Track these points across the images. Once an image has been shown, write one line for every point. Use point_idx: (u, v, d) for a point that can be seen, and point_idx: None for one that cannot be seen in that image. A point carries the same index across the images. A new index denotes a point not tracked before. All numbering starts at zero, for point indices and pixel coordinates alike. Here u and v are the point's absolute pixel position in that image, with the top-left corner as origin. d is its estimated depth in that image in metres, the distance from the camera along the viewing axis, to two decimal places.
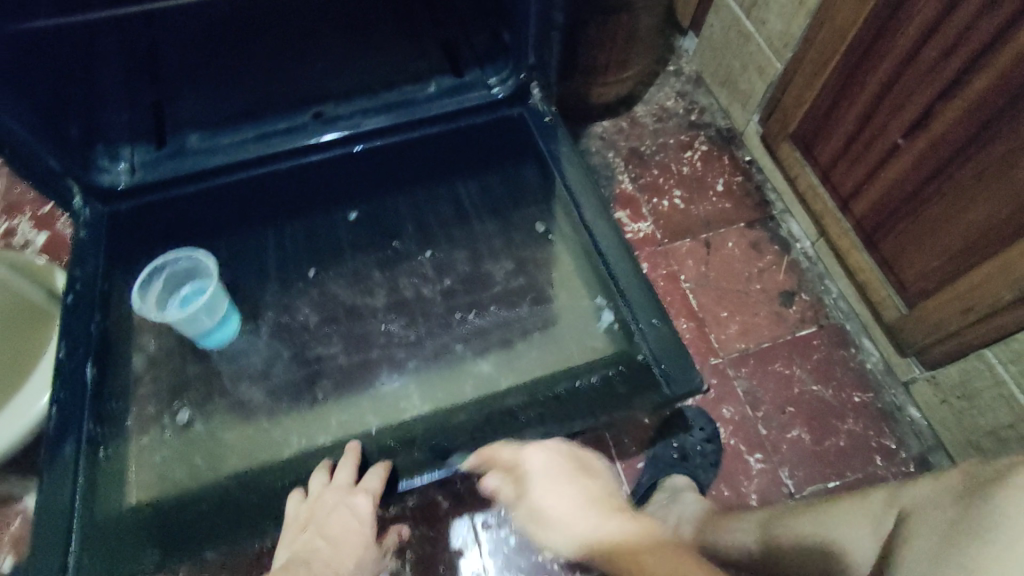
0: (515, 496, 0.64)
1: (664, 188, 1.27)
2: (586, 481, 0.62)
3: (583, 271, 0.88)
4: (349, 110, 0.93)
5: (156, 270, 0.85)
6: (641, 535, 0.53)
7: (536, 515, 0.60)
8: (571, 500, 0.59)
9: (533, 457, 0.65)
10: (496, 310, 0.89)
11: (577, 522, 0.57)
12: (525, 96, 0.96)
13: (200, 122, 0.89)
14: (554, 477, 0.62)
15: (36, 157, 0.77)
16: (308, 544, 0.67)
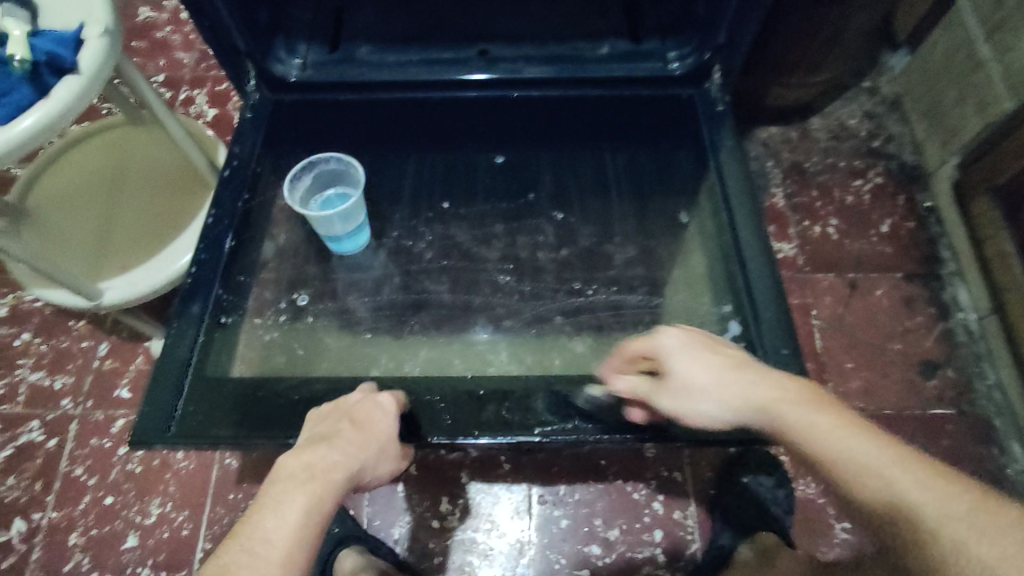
0: (660, 386, 0.62)
1: (820, 212, 1.15)
2: (697, 360, 0.61)
3: (715, 273, 0.79)
4: (516, 54, 0.89)
5: (308, 166, 0.86)
6: (852, 424, 0.53)
7: (687, 391, 0.60)
8: (729, 374, 0.59)
9: (668, 337, 0.63)
10: (616, 293, 0.83)
11: (746, 390, 0.58)
12: (702, 78, 0.89)
13: (372, 36, 0.88)
14: (693, 352, 0.61)
15: (226, 31, 0.81)
16: (330, 428, 0.64)
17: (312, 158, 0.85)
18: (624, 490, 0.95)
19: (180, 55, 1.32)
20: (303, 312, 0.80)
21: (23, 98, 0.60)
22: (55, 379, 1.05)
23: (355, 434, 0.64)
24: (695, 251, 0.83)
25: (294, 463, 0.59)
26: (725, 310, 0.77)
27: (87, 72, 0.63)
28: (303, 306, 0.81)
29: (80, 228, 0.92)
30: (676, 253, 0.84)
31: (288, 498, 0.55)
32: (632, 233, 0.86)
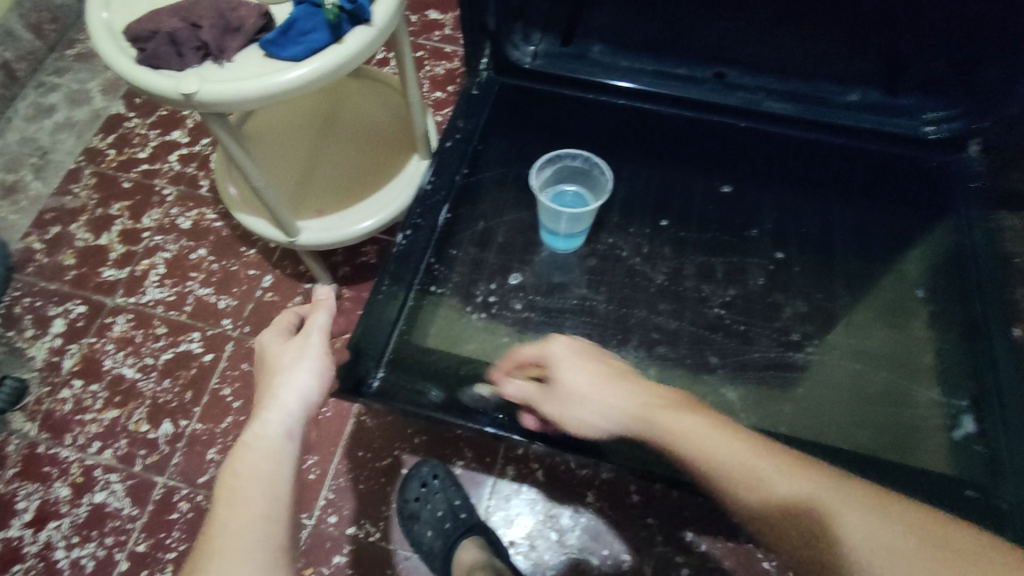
0: (542, 389, 0.61)
1: None
2: (591, 368, 0.61)
3: (952, 364, 0.74)
4: (752, 83, 0.86)
5: (554, 159, 0.86)
6: (755, 443, 0.51)
7: (567, 399, 0.59)
8: (608, 389, 0.58)
9: (558, 347, 0.62)
10: (830, 361, 0.76)
11: (615, 400, 0.58)
12: (956, 147, 0.83)
13: (609, 36, 0.87)
14: (583, 364, 0.61)
15: (481, 8, 0.82)
16: (274, 371, 0.61)
17: (561, 151, 0.85)
18: (758, 559, 0.89)
19: None
20: (510, 296, 0.80)
21: (318, 39, 0.62)
22: (220, 298, 1.10)
23: (286, 358, 0.62)
24: (929, 343, 0.76)
25: (261, 439, 0.56)
26: (959, 404, 0.72)
27: (378, 24, 0.64)
28: (513, 285, 0.81)
29: (287, 162, 0.95)
30: (900, 330, 0.78)
31: (255, 467, 0.54)
32: (859, 294, 0.80)
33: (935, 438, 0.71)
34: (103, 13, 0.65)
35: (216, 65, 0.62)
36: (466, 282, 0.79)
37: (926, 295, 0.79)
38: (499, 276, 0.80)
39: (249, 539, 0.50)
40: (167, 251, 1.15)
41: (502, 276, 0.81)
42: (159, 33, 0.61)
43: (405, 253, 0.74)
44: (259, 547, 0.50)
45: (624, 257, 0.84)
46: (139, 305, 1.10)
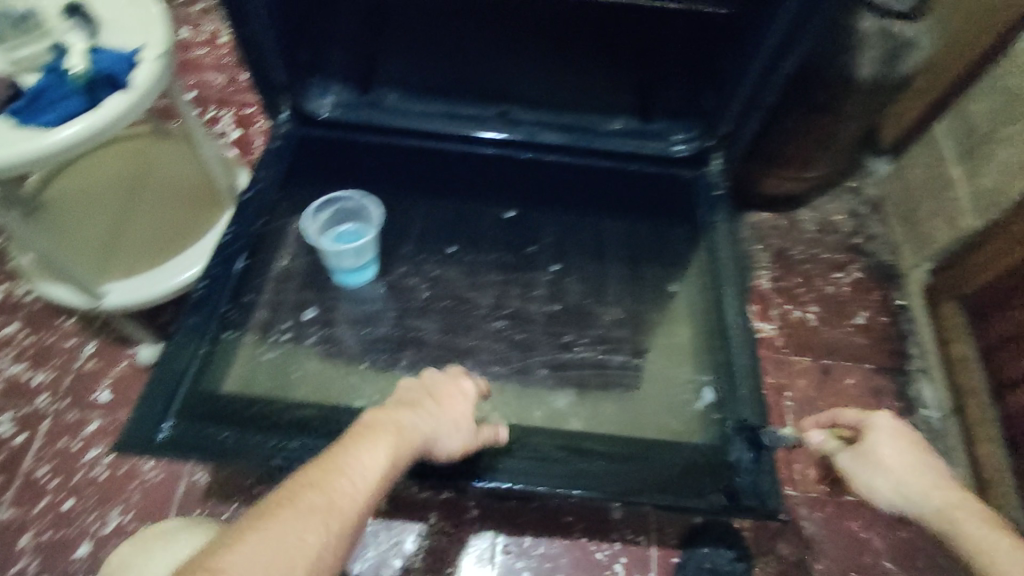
0: (852, 448, 0.69)
1: (800, 298, 1.21)
2: (903, 455, 0.66)
3: (701, 346, 0.84)
4: (532, 118, 0.97)
5: (330, 201, 0.95)
6: (979, 514, 0.59)
7: (868, 467, 0.66)
8: (920, 472, 0.64)
9: (882, 421, 0.68)
10: (598, 355, 0.90)
11: (922, 481, 0.63)
12: (701, 162, 0.95)
13: (401, 84, 0.95)
14: (901, 444, 0.66)
15: (266, 66, 0.88)
16: (410, 399, 0.67)
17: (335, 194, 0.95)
18: (588, 548, 0.96)
19: (210, 77, 1.38)
20: (306, 331, 0.87)
21: (68, 105, 0.64)
22: (34, 374, 1.04)
23: (438, 411, 0.66)
24: (684, 332, 0.87)
25: (383, 419, 0.61)
26: (705, 378, 0.82)
27: (138, 86, 0.66)
28: (308, 319, 0.88)
29: (94, 227, 0.94)
30: (659, 322, 0.90)
31: (378, 447, 0.57)
32: (623, 293, 0.94)
33: (686, 413, 0.81)
34: None
35: None
36: (267, 320, 0.84)
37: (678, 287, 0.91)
38: (295, 312, 0.88)
39: (315, 520, 0.50)
40: None
41: (298, 311, 0.88)
42: None
43: (198, 301, 0.74)
44: (296, 552, 0.48)
45: (421, 285, 0.94)
46: None
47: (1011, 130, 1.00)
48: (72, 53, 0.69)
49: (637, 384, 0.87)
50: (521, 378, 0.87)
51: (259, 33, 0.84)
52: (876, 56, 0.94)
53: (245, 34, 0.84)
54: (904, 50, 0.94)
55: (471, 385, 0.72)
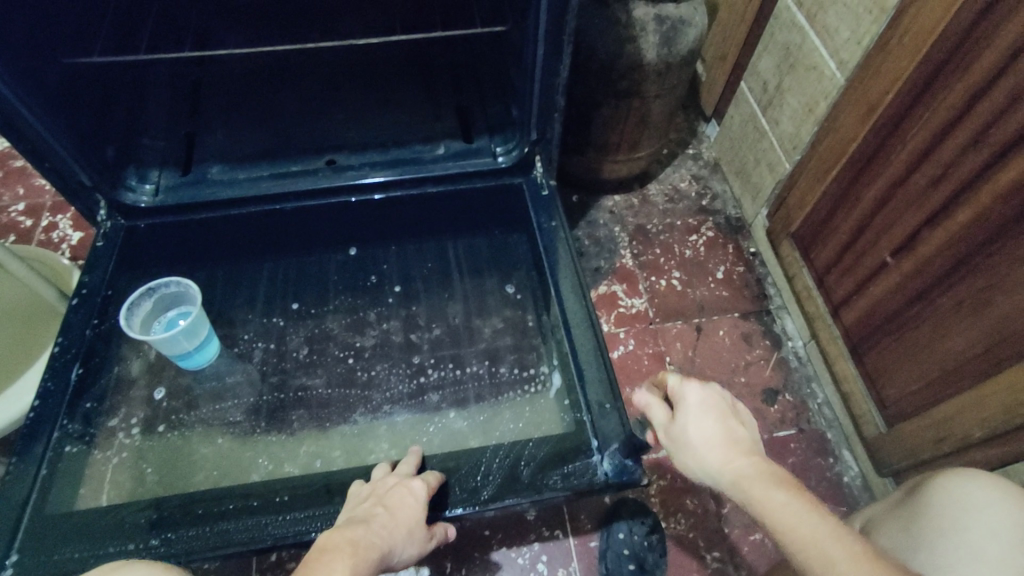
0: (668, 425, 0.65)
1: (664, 267, 1.29)
2: (727, 426, 0.62)
3: (550, 339, 0.93)
4: (360, 161, 1.00)
5: (148, 292, 0.91)
6: (775, 480, 0.56)
7: (683, 440, 0.63)
8: (722, 443, 0.60)
9: (692, 393, 0.65)
10: (458, 370, 0.93)
11: (728, 463, 0.59)
12: (527, 167, 0.99)
13: (222, 157, 0.98)
14: (709, 416, 0.63)
15: (69, 171, 0.86)
16: (367, 515, 0.67)
17: (151, 284, 0.91)
18: (510, 556, 0.98)
19: (41, 181, 1.33)
20: (155, 422, 0.86)
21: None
22: None
23: (389, 519, 0.67)
24: (535, 331, 0.95)
25: (338, 538, 0.62)
26: (553, 361, 0.92)
27: None
28: (159, 402, 0.88)
29: None
30: (511, 324, 0.96)
31: (339, 564, 0.58)
32: (474, 307, 0.98)
33: (546, 402, 0.87)
34: None
35: None
36: (115, 422, 0.84)
37: (522, 289, 0.98)
38: (146, 395, 0.87)
39: None
40: None
41: (143, 398, 0.87)
42: None
43: (30, 429, 0.74)
44: None
45: (276, 347, 0.94)
46: None
47: (792, 79, 1.11)
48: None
49: (499, 388, 0.90)
50: (397, 413, 0.89)
51: (44, 140, 0.81)
52: (654, 39, 1.02)
53: (29, 147, 0.81)
54: (677, 30, 1.03)
55: (422, 483, 0.72)
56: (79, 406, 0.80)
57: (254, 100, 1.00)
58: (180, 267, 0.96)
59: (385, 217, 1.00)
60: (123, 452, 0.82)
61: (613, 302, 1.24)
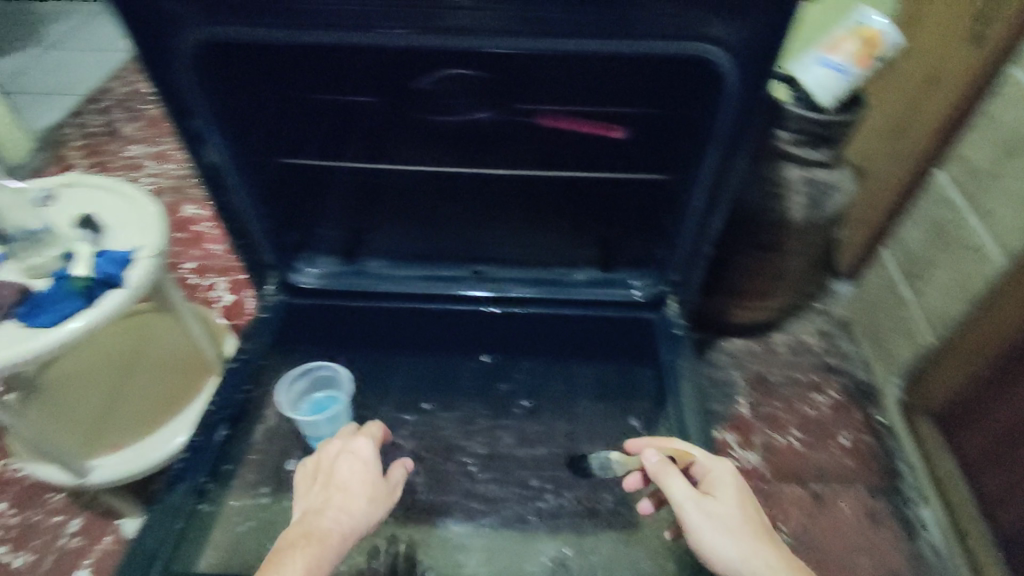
0: (698, 498, 0.72)
1: (783, 423, 1.23)
2: (766, 521, 0.70)
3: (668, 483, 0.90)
4: (505, 275, 1.06)
5: (306, 372, 0.98)
6: None
7: (711, 519, 0.70)
8: (746, 531, 0.69)
9: (721, 467, 0.75)
10: None
11: (748, 544, 0.68)
12: (659, 304, 1.01)
13: (383, 254, 1.10)
14: (737, 498, 0.72)
15: (256, 247, 0.97)
16: (323, 501, 0.72)
17: (310, 365, 0.98)
18: None
19: (214, 248, 1.52)
20: (281, 490, 0.90)
21: (7, 283, 0.74)
22: (16, 555, 1.01)
23: None
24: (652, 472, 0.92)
25: None
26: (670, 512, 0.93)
27: (133, 284, 0.75)
28: (287, 471, 0.92)
29: (79, 416, 0.96)
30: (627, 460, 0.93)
31: None
32: None
33: (660, 550, 0.89)
34: None
35: None
36: (242, 484, 0.89)
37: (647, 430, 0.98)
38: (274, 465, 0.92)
39: None
40: None
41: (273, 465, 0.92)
42: None
43: (174, 477, 0.78)
44: None
45: None
46: None
47: (942, 254, 1.08)
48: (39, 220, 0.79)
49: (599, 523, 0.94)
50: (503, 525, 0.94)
51: (247, 221, 0.93)
52: (802, 200, 1.05)
53: (235, 225, 0.93)
54: (825, 193, 1.05)
55: None
56: (223, 465, 0.84)
57: (419, 205, 1.10)
58: (327, 349, 1.05)
59: (524, 328, 1.04)
60: (241, 520, 0.85)
61: (726, 452, 1.18)
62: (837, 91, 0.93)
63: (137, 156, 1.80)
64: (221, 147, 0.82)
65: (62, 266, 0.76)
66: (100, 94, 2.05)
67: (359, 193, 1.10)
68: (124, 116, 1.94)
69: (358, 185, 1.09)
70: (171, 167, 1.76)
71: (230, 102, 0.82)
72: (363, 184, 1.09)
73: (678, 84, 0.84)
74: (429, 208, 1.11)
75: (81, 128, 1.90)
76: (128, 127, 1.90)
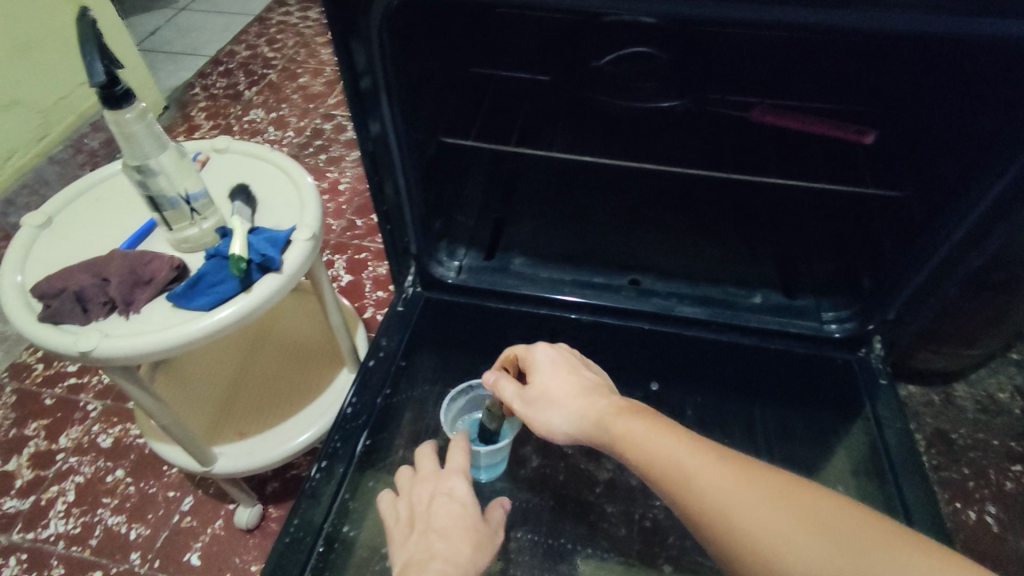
0: (519, 391, 0.67)
1: (976, 495, 1.02)
2: (573, 376, 0.66)
3: None
4: (667, 289, 0.92)
5: (468, 389, 0.86)
6: (629, 411, 0.58)
7: (535, 403, 0.65)
8: (565, 396, 0.63)
9: (541, 352, 0.69)
10: None
11: (564, 406, 0.62)
12: (859, 343, 0.83)
13: (527, 251, 0.97)
14: (551, 366, 0.67)
15: (402, 233, 0.87)
16: (425, 552, 0.61)
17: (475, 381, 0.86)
18: None
19: (330, 223, 1.46)
20: None
21: (165, 254, 0.70)
22: (131, 528, 0.98)
23: None
24: None
25: None
26: None
27: (289, 271, 0.67)
28: None
29: (210, 385, 0.92)
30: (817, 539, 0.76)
31: None
32: None
33: None
34: (17, 275, 0.68)
35: (121, 318, 0.64)
36: None
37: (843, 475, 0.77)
38: None
39: None
40: (80, 474, 1.05)
41: None
42: (65, 291, 0.64)
43: (310, 491, 0.69)
44: None
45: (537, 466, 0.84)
46: (35, 542, 0.97)
47: None
48: (198, 185, 0.68)
49: None
50: None
51: (400, 203, 0.83)
52: None
53: (384, 207, 0.83)
54: None
55: None
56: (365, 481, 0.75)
57: (569, 202, 1.03)
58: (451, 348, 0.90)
59: (687, 359, 0.87)
60: None
61: None
62: None
63: (257, 121, 1.76)
64: (388, 119, 0.72)
65: (219, 242, 0.71)
66: (223, 55, 2.04)
67: (509, 184, 1.04)
68: (247, 79, 1.92)
69: (510, 172, 1.05)
70: (290, 135, 1.71)
71: (405, 66, 0.71)
72: (515, 175, 1.05)
73: (970, 78, 0.65)
74: (582, 205, 1.02)
75: (205, 89, 1.89)
76: (250, 91, 1.87)
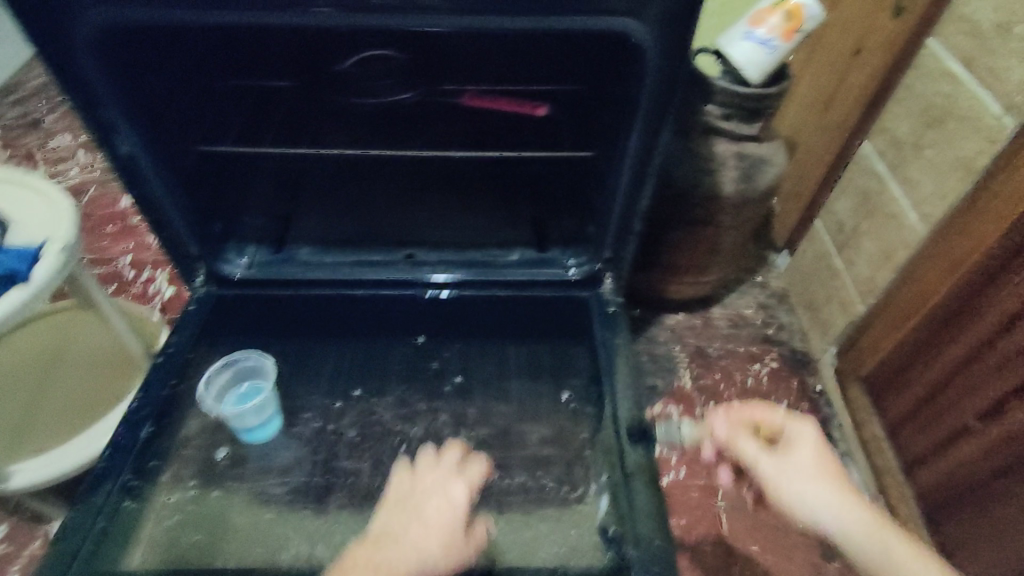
0: (767, 453, 0.77)
1: (723, 393, 1.24)
2: (819, 456, 0.76)
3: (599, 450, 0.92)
4: (436, 258, 1.05)
5: (228, 365, 1.01)
6: (855, 498, 0.71)
7: (786, 468, 0.75)
8: (822, 475, 0.74)
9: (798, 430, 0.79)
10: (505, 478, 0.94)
11: (822, 490, 0.72)
12: (594, 283, 1.00)
13: (314, 241, 1.08)
14: (813, 450, 0.76)
15: (178, 239, 0.93)
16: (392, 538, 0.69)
17: (232, 356, 1.00)
18: None
19: (146, 240, 1.47)
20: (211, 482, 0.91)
21: None
22: None
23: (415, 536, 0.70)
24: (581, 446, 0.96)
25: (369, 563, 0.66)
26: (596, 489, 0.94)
27: (36, 282, 0.73)
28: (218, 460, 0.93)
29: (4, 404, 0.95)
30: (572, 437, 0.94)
31: None
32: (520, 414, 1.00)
33: None
34: None
35: None
36: (168, 477, 0.90)
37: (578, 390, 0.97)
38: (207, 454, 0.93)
39: None
40: None
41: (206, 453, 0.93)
42: None
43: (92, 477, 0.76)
44: None
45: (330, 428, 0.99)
46: None
47: (870, 223, 1.11)
48: None
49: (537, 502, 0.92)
50: None
51: (164, 210, 0.89)
52: (735, 174, 1.07)
53: (152, 216, 0.89)
54: (757, 166, 1.07)
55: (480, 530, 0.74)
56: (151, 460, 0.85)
57: (343, 195, 1.08)
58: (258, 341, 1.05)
59: (465, 311, 1.02)
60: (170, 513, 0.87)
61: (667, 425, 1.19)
62: (765, 65, 0.96)
63: (62, 147, 1.72)
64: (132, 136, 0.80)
65: None
66: (20, 84, 1.95)
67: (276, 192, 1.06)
68: (48, 106, 1.85)
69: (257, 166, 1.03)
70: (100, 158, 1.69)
71: (137, 84, 0.78)
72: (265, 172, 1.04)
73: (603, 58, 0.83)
74: (355, 195, 1.08)
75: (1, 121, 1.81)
76: (52, 117, 1.81)
